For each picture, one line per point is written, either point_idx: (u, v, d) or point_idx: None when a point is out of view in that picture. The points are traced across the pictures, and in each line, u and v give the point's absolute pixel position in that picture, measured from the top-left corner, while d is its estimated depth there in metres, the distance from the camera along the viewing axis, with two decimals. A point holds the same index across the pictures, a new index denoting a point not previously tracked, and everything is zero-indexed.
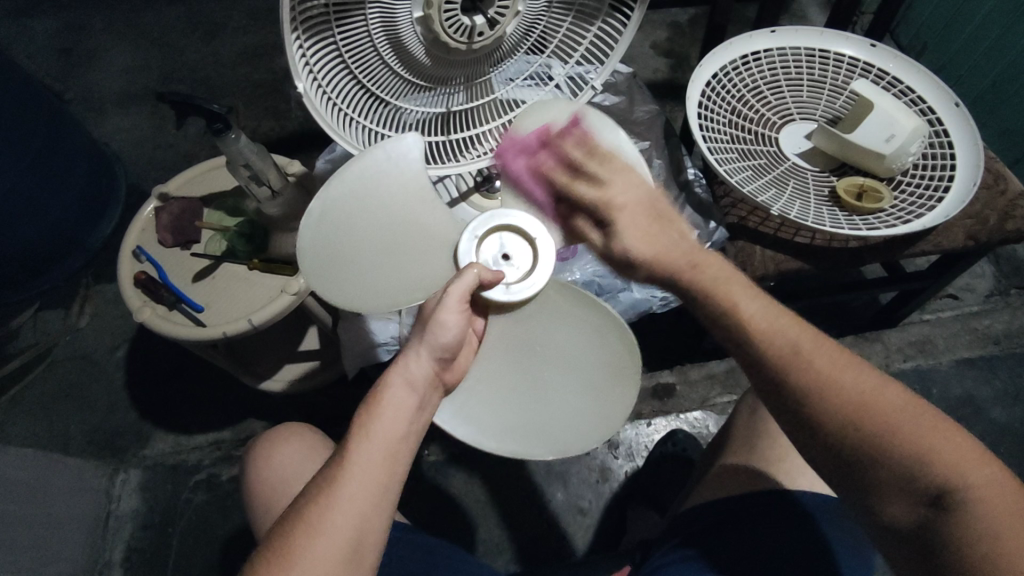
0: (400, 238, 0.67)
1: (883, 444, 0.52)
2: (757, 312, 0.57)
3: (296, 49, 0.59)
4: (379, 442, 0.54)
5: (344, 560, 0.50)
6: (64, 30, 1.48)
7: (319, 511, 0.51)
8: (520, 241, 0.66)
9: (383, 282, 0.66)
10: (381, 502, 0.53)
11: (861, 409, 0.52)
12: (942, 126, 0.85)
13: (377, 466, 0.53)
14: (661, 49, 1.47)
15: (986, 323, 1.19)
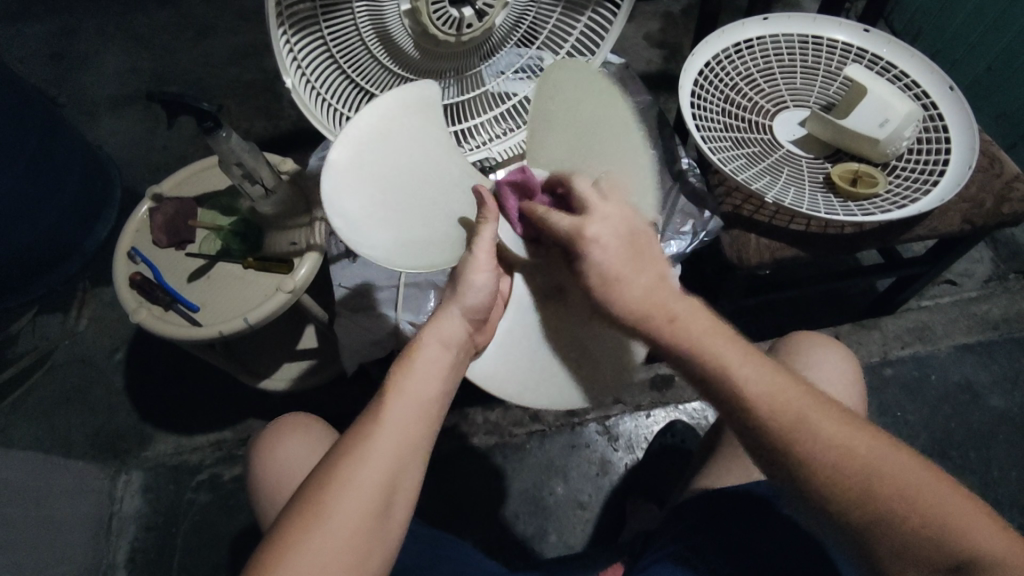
0: (422, 198, 0.63)
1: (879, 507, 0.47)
2: (745, 370, 0.53)
3: (283, 44, 0.59)
4: (412, 400, 0.54)
5: (379, 506, 0.49)
6: (54, 34, 1.48)
7: (349, 463, 0.50)
8: None
9: (407, 235, 0.61)
10: (411, 459, 0.52)
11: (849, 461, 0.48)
12: (937, 110, 0.85)
13: (410, 423, 0.53)
14: (655, 40, 1.47)
15: (984, 309, 1.19)
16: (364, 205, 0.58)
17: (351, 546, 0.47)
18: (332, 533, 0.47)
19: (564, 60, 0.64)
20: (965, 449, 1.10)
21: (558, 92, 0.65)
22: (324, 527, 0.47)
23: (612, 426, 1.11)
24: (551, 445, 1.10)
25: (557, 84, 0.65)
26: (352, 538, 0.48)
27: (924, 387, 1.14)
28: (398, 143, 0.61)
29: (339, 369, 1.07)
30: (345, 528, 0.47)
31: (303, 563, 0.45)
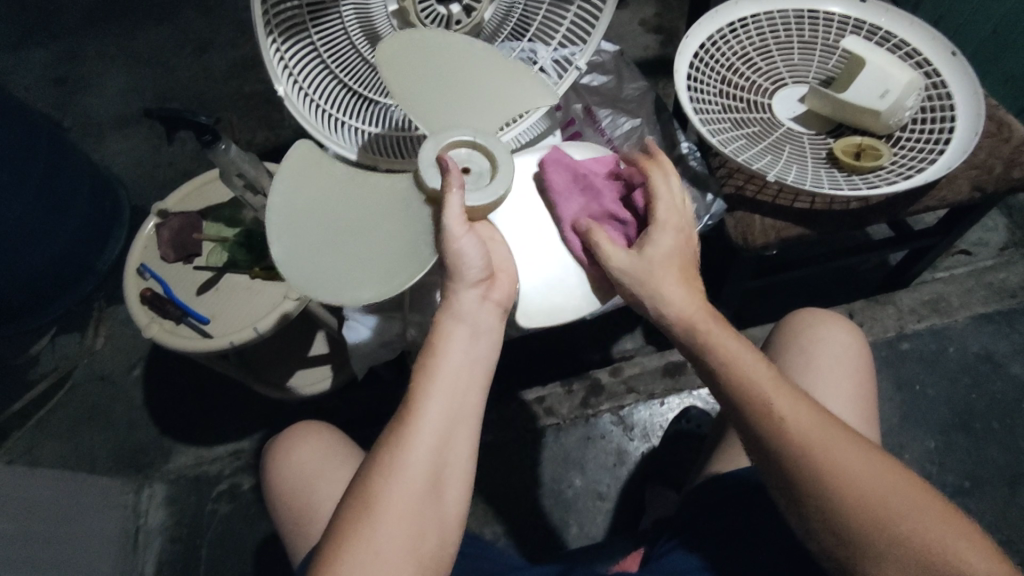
0: (366, 226, 0.64)
1: (861, 521, 0.53)
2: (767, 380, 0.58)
3: (273, 51, 0.59)
4: (446, 387, 0.56)
5: (424, 491, 0.53)
6: (57, 56, 1.50)
7: (399, 444, 0.53)
8: (471, 154, 0.65)
9: (371, 257, 0.62)
10: (453, 440, 0.55)
11: (823, 465, 0.54)
12: (940, 77, 0.83)
13: (450, 399, 0.56)
14: (650, 25, 1.45)
15: (1002, 276, 1.17)
16: (311, 267, 0.62)
17: (410, 524, 0.51)
18: (394, 511, 0.51)
19: (384, 45, 0.62)
20: (987, 420, 1.08)
21: (405, 60, 0.63)
22: (376, 518, 0.51)
23: (626, 416, 1.11)
24: (565, 440, 1.09)
25: (402, 56, 0.63)
26: (407, 522, 0.51)
27: (941, 360, 1.12)
28: (318, 197, 0.65)
29: (349, 373, 1.07)
30: (402, 508, 0.51)
31: (370, 541, 0.50)
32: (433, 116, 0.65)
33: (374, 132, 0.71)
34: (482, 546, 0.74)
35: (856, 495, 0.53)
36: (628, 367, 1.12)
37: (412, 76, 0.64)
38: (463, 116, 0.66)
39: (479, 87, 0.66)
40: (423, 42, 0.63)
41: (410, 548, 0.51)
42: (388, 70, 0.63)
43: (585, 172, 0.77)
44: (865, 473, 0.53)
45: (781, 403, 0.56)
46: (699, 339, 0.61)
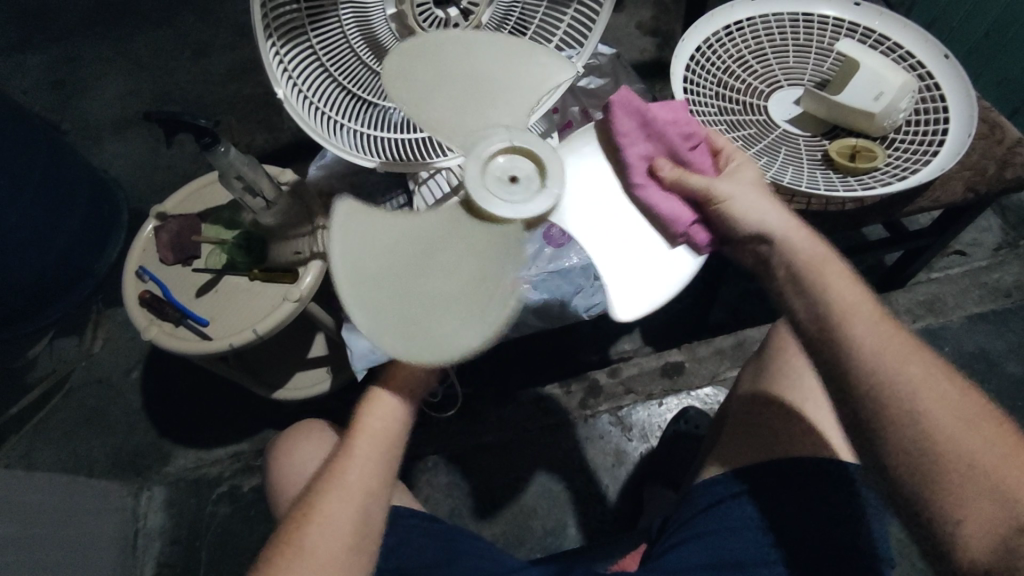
0: (446, 273, 0.58)
1: (942, 466, 0.52)
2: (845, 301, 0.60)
3: (272, 54, 0.60)
4: (382, 418, 0.62)
5: (356, 510, 0.60)
6: (55, 60, 1.50)
7: (330, 487, 0.60)
8: (519, 161, 0.62)
9: (464, 295, 0.57)
10: (383, 464, 0.62)
11: (900, 384, 0.55)
12: (933, 79, 0.84)
13: (377, 445, 0.62)
14: (647, 28, 1.46)
15: (996, 276, 1.18)
16: (408, 336, 0.54)
17: (337, 558, 0.58)
18: (322, 547, 0.58)
19: (387, 64, 0.61)
20: None
21: (410, 84, 0.62)
22: (314, 534, 0.59)
23: (625, 416, 1.11)
24: (564, 440, 1.09)
25: (404, 82, 0.62)
26: (339, 537, 0.59)
27: None
28: (383, 261, 0.58)
29: (349, 376, 1.07)
30: (331, 544, 0.58)
31: (307, 551, 0.58)
32: (457, 124, 0.64)
33: (373, 134, 0.72)
34: (481, 545, 0.74)
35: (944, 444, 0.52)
36: (626, 368, 1.12)
37: (422, 97, 0.63)
38: (483, 115, 0.65)
39: (491, 81, 0.65)
40: (421, 60, 0.62)
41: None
42: (397, 89, 0.63)
43: (656, 116, 0.67)
44: (961, 424, 0.53)
45: (861, 326, 0.58)
46: (820, 273, 0.62)
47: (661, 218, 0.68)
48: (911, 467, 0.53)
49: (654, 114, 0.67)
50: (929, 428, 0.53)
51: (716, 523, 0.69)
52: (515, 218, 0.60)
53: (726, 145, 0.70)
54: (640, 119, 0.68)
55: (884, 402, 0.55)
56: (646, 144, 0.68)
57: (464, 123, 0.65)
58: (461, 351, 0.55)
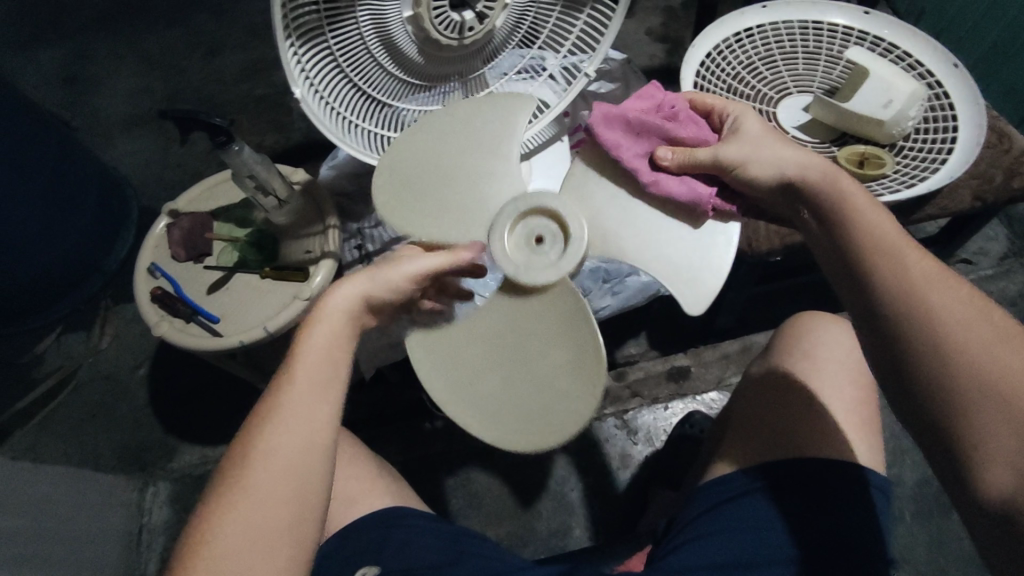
0: (533, 359, 0.62)
1: (991, 403, 0.47)
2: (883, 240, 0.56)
3: (292, 56, 0.61)
4: (318, 352, 0.56)
5: (298, 455, 0.51)
6: (67, 57, 1.51)
7: (264, 429, 0.51)
8: (539, 222, 0.67)
9: (555, 373, 0.61)
10: (322, 403, 0.54)
11: (934, 314, 0.50)
12: (942, 88, 0.84)
13: (316, 379, 0.54)
14: (656, 34, 1.47)
15: (999, 287, 1.19)
16: (517, 431, 0.60)
17: (279, 507, 0.49)
18: (260, 496, 0.49)
19: (381, 207, 0.69)
20: None
21: (412, 207, 0.69)
22: (240, 486, 0.49)
23: (630, 419, 1.11)
24: (568, 442, 1.10)
25: (405, 208, 0.69)
26: (277, 486, 0.50)
27: None
28: (475, 378, 0.64)
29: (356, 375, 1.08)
30: (270, 491, 0.49)
31: (231, 505, 0.48)
32: (460, 208, 0.68)
33: (385, 135, 0.74)
34: (486, 546, 0.74)
35: (998, 385, 0.47)
36: (633, 372, 1.14)
37: (425, 212, 0.69)
38: (479, 191, 0.69)
39: (466, 157, 0.69)
40: (405, 179, 0.69)
41: (287, 530, 0.49)
42: (401, 212, 0.69)
43: (635, 114, 0.69)
44: (1023, 364, 0.47)
45: (905, 258, 0.54)
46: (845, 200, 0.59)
47: (684, 202, 0.67)
48: (960, 411, 0.48)
49: (633, 112, 0.69)
50: (975, 363, 0.48)
51: (727, 518, 0.69)
52: (558, 274, 0.64)
53: (716, 103, 0.72)
54: (623, 123, 0.69)
55: (927, 341, 0.50)
56: (638, 143, 0.70)
57: (466, 204, 0.68)
58: (568, 430, 0.58)
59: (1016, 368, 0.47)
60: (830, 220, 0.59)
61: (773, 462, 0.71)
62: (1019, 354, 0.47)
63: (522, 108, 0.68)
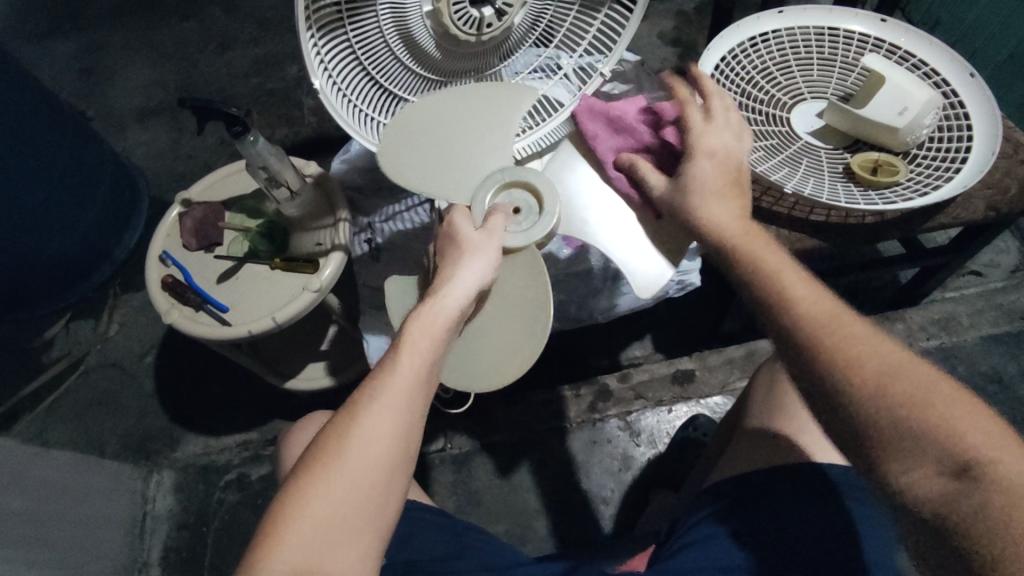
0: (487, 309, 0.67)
1: (889, 418, 0.51)
2: (805, 288, 0.58)
3: (311, 47, 0.61)
4: (423, 352, 0.58)
5: (391, 452, 0.55)
6: (83, 48, 1.52)
7: (357, 420, 0.55)
8: (519, 195, 0.69)
9: (505, 331, 0.66)
10: (417, 404, 0.57)
11: (839, 333, 0.55)
12: (957, 97, 0.84)
13: (413, 382, 0.57)
14: (668, 38, 1.47)
15: (1013, 298, 1.16)
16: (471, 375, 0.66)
17: (359, 498, 0.53)
18: (345, 484, 0.53)
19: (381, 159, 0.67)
20: None
21: (399, 154, 0.69)
22: (339, 474, 0.53)
23: (633, 421, 1.11)
24: (571, 442, 1.10)
25: (393, 154, 0.68)
26: (368, 479, 0.54)
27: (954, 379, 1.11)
28: None
29: (362, 368, 1.08)
30: (361, 480, 0.53)
31: (327, 488, 0.53)
32: (453, 181, 0.71)
33: None
34: (489, 541, 0.74)
35: (903, 405, 0.51)
36: (638, 373, 1.12)
37: (419, 177, 0.69)
38: (468, 169, 0.71)
39: (466, 134, 0.71)
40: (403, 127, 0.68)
41: (362, 523, 0.53)
42: (397, 168, 0.69)
43: (618, 113, 0.79)
44: (921, 385, 0.51)
45: (798, 284, 0.59)
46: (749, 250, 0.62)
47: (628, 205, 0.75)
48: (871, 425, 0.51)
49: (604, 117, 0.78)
50: (870, 375, 0.52)
51: (710, 535, 0.68)
52: (526, 242, 0.67)
53: (694, 122, 0.69)
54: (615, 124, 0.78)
55: (838, 361, 0.53)
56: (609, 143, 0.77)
57: (459, 177, 0.71)
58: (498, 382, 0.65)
59: (914, 386, 0.51)
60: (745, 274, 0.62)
61: (736, 480, 0.71)
62: (915, 376, 0.52)
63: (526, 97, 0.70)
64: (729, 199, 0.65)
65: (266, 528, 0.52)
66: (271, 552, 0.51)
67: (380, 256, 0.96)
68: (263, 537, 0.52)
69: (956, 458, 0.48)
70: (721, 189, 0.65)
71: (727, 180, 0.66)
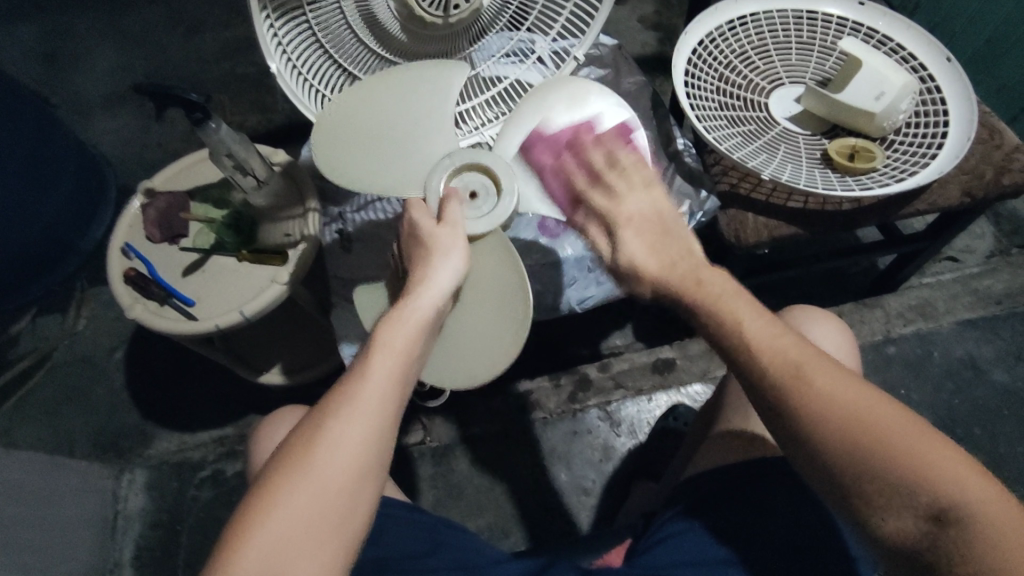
0: (462, 304, 0.64)
1: (860, 460, 0.49)
2: (755, 329, 0.53)
3: (267, 28, 0.60)
4: (397, 353, 0.56)
5: (362, 457, 0.53)
6: (45, 31, 1.46)
7: (327, 424, 0.53)
8: (478, 179, 0.66)
9: (484, 323, 0.64)
10: (389, 408, 0.54)
11: (805, 382, 0.51)
12: (934, 82, 0.83)
13: (386, 388, 0.54)
14: (649, 23, 1.45)
15: (987, 284, 1.17)
16: (455, 372, 0.64)
17: (327, 506, 0.51)
18: (313, 491, 0.51)
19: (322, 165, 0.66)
20: (971, 426, 1.08)
21: (347, 159, 0.66)
22: (307, 481, 0.51)
23: (613, 411, 1.10)
24: (551, 433, 1.09)
25: (337, 156, 0.66)
26: (337, 485, 0.52)
27: (930, 365, 1.12)
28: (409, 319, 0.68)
29: (336, 361, 1.06)
30: (330, 487, 0.51)
31: (295, 494, 0.51)
32: (402, 171, 0.67)
33: None
34: (464, 537, 0.73)
35: (878, 448, 0.48)
36: (617, 363, 1.12)
37: (366, 174, 0.66)
38: (417, 156, 0.67)
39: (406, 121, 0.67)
40: (343, 131, 0.66)
41: (328, 532, 0.51)
42: (340, 169, 0.66)
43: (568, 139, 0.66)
44: (893, 423, 0.49)
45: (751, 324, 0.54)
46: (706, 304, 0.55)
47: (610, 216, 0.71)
48: (842, 469, 0.50)
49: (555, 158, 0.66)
50: (841, 414, 0.49)
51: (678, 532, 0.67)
52: (492, 226, 0.64)
53: (618, 184, 0.58)
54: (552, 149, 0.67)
55: (806, 409, 0.50)
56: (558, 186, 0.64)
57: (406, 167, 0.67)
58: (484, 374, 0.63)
59: (887, 423, 0.49)
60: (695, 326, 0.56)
61: (713, 473, 0.71)
62: (894, 417, 0.49)
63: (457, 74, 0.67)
64: (674, 257, 0.56)
65: (231, 533, 0.50)
66: (233, 558, 0.49)
67: (351, 247, 0.93)
68: (226, 543, 0.50)
69: (934, 495, 0.47)
70: (653, 255, 0.56)
71: (659, 239, 0.57)
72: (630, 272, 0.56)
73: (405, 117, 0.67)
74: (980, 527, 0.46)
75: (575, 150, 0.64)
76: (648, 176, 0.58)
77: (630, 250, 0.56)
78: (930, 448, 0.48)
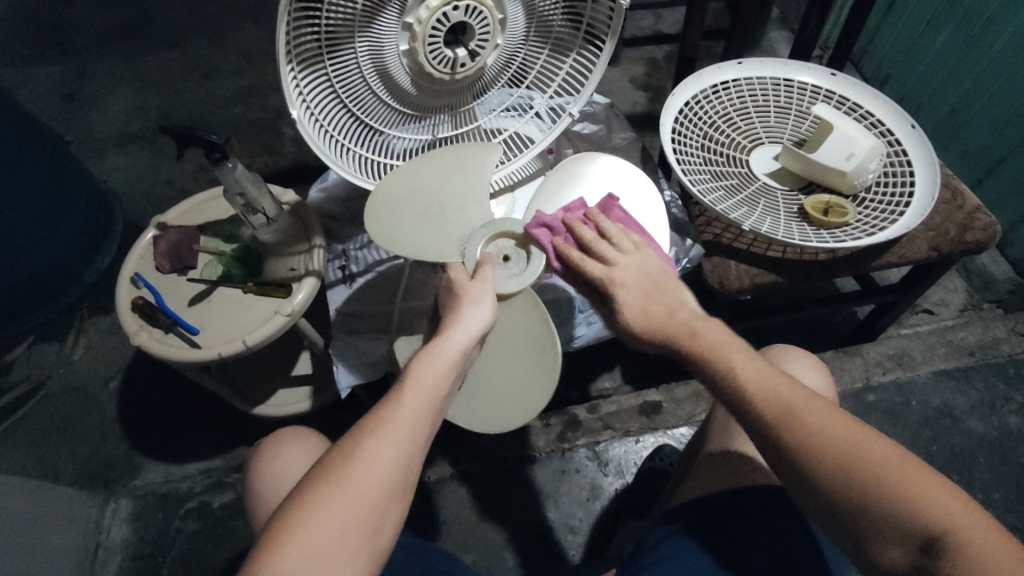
0: (495, 351, 0.72)
1: (847, 488, 0.51)
2: (751, 372, 0.58)
3: (291, 80, 0.63)
4: (429, 382, 0.60)
5: (397, 474, 0.55)
6: (65, 74, 1.54)
7: (364, 442, 0.55)
8: (510, 243, 0.73)
9: (516, 368, 0.72)
10: (419, 433, 0.57)
11: (792, 415, 0.54)
12: (900, 146, 0.90)
13: (419, 412, 0.58)
14: (640, 83, 1.55)
15: (960, 336, 1.20)
16: (491, 414, 0.72)
17: (360, 520, 0.53)
18: (349, 503, 0.53)
19: (375, 233, 0.74)
20: (947, 473, 1.10)
21: (395, 229, 0.74)
22: (343, 495, 0.53)
23: (601, 451, 1.12)
24: (541, 471, 1.10)
25: (388, 226, 0.74)
26: (370, 502, 0.53)
27: (909, 413, 1.15)
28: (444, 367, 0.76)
29: (330, 395, 1.08)
30: (365, 501, 0.53)
31: (330, 507, 0.52)
32: (445, 234, 0.74)
33: (377, 159, 0.78)
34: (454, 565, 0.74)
35: (864, 481, 0.50)
36: (606, 405, 1.13)
37: (412, 239, 0.74)
38: (458, 220, 0.75)
39: (449, 190, 0.76)
40: (391, 203, 0.75)
41: (357, 543, 0.52)
42: (390, 236, 0.74)
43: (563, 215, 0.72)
44: (879, 459, 0.51)
45: (742, 364, 0.58)
46: (707, 350, 0.60)
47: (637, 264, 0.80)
48: (835, 501, 0.52)
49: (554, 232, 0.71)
50: (828, 443, 0.52)
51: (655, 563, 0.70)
52: (523, 284, 0.70)
53: (611, 265, 0.66)
54: (545, 228, 0.71)
55: (790, 439, 0.53)
56: (557, 266, 0.70)
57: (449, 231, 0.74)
58: (519, 416, 0.71)
59: (875, 460, 0.51)
60: (698, 371, 0.61)
61: (694, 500, 0.74)
62: (882, 450, 0.51)
63: (490, 153, 0.77)
64: (666, 312, 0.64)
65: (262, 549, 0.51)
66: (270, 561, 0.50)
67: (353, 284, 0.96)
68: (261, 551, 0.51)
69: (915, 530, 0.49)
70: (644, 315, 0.64)
71: (653, 297, 0.65)
72: (627, 329, 0.64)
73: (449, 188, 0.76)
74: (964, 559, 0.47)
75: (569, 227, 0.70)
76: (637, 248, 0.68)
77: (626, 313, 0.64)
78: (913, 479, 0.50)
